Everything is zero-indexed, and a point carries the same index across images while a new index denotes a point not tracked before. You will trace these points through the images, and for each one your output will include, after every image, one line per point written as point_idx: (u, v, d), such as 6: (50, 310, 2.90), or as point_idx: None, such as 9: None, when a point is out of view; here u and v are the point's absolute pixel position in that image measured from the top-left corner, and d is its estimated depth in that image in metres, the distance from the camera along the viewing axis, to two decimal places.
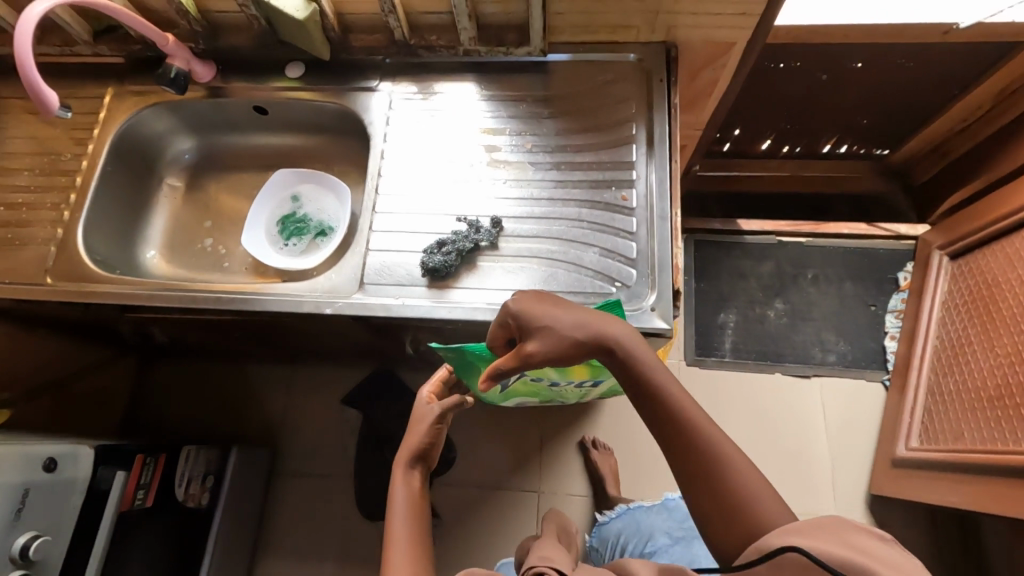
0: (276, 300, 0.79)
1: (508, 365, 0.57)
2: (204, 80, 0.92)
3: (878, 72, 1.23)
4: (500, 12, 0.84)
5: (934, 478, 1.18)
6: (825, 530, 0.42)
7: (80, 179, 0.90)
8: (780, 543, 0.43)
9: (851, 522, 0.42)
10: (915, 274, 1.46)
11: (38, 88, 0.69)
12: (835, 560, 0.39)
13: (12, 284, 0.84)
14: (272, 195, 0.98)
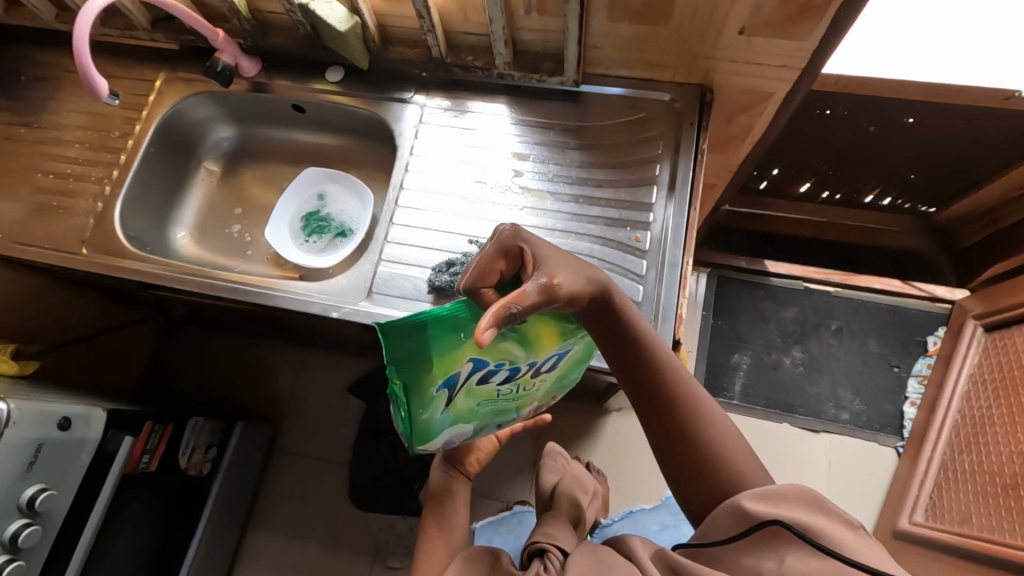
0: (286, 298, 0.82)
1: (529, 298, 0.49)
2: (249, 75, 0.95)
3: (930, 131, 1.18)
4: (538, 40, 0.84)
5: (933, 559, 1.14)
6: (797, 505, 0.52)
7: (124, 157, 0.95)
8: (763, 517, 0.52)
9: (810, 493, 0.53)
10: (947, 341, 1.40)
11: (89, 75, 0.73)
12: (811, 532, 0.50)
13: (52, 250, 0.89)
14: (300, 191, 1.02)
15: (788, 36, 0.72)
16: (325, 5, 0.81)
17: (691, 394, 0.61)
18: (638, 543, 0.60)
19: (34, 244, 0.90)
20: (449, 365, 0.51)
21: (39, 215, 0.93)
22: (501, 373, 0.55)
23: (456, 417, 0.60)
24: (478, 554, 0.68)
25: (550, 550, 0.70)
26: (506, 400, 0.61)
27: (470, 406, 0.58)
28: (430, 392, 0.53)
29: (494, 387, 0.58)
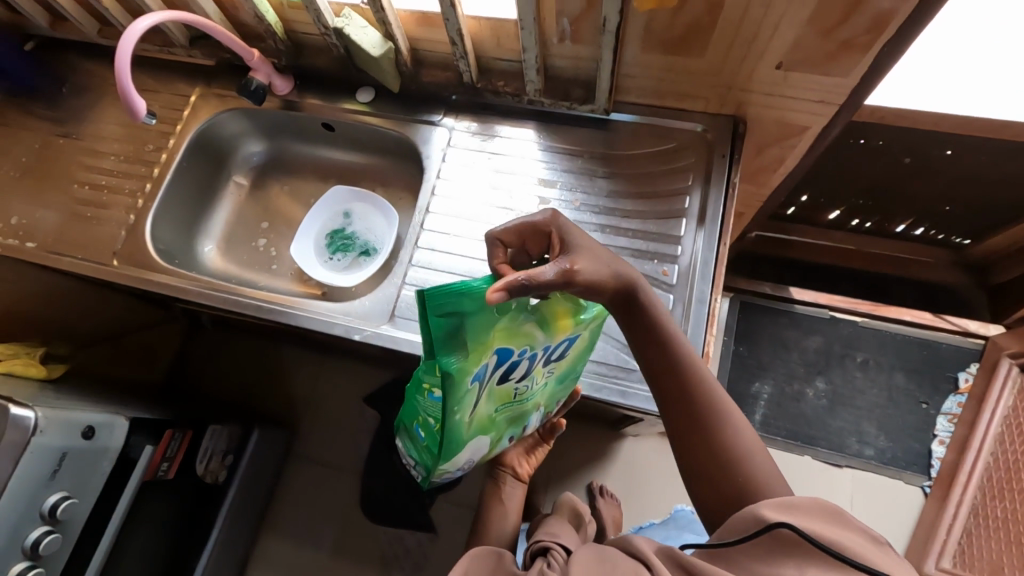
0: (310, 318, 0.83)
1: (545, 277, 0.53)
2: (281, 93, 0.97)
3: (970, 164, 1.14)
4: (570, 67, 0.83)
5: None
6: (813, 513, 0.52)
7: (158, 171, 0.97)
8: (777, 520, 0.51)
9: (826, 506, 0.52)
10: (978, 378, 1.36)
11: (129, 96, 0.75)
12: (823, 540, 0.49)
13: (85, 260, 0.91)
14: (326, 208, 1.03)
15: (828, 72, 0.71)
16: (360, 31, 0.81)
17: (708, 381, 0.64)
18: (643, 540, 0.57)
19: (68, 254, 0.92)
20: (484, 351, 0.58)
21: (74, 224, 0.95)
22: (520, 364, 0.63)
23: (480, 412, 0.68)
24: (480, 556, 0.69)
25: (554, 547, 0.74)
26: (518, 394, 0.70)
27: (491, 401, 0.68)
28: (466, 383, 0.60)
29: (511, 384, 0.67)
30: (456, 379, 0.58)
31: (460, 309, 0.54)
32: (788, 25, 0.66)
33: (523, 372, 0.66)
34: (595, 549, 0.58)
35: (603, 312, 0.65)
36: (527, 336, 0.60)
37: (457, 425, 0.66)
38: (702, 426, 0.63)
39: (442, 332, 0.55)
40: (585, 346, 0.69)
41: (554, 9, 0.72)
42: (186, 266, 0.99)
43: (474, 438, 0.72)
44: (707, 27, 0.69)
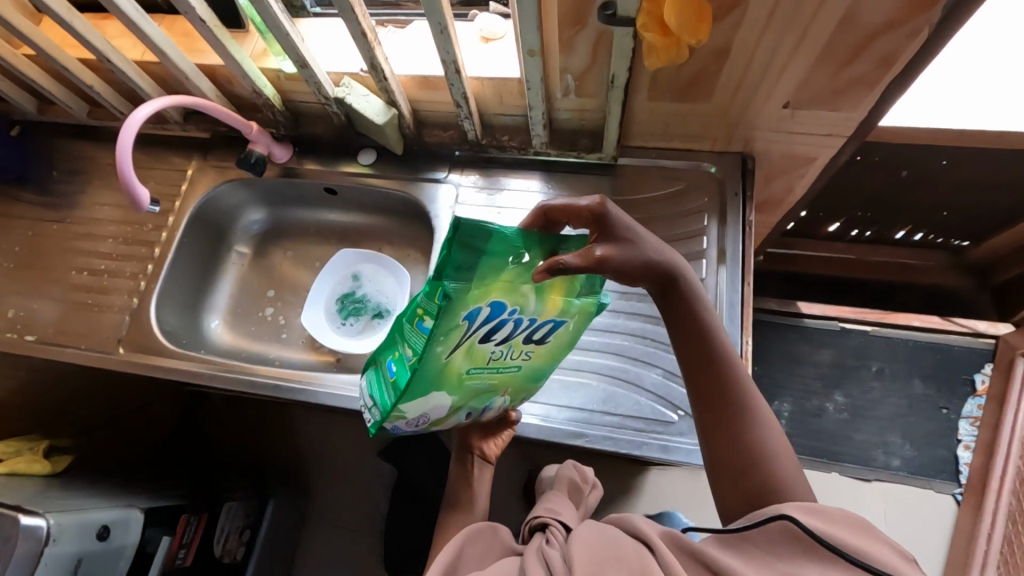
0: (328, 394, 0.82)
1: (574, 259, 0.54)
2: (280, 160, 0.95)
3: (966, 172, 1.16)
4: (575, 118, 0.83)
5: None
6: (832, 516, 0.49)
7: (158, 251, 0.95)
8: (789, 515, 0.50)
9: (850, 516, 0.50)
10: (995, 379, 1.35)
11: (132, 187, 0.77)
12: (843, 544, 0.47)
13: (89, 350, 0.88)
14: (334, 271, 1.01)
15: (834, 106, 0.71)
16: (363, 99, 0.81)
17: (739, 377, 0.61)
18: (645, 522, 0.54)
19: (70, 344, 0.89)
20: (485, 292, 0.55)
21: (75, 312, 0.92)
22: (507, 325, 0.58)
23: (450, 378, 0.59)
24: (476, 533, 0.64)
25: (552, 524, 0.63)
26: (491, 368, 0.62)
27: (463, 367, 0.59)
28: (455, 318, 0.54)
29: (489, 348, 0.60)
30: (451, 303, 0.52)
31: (483, 241, 0.53)
32: (794, 68, 0.65)
33: (508, 337, 0.59)
34: (595, 527, 0.55)
35: (591, 305, 0.64)
36: (528, 293, 0.57)
37: (422, 377, 0.56)
38: (732, 418, 0.60)
39: (458, 252, 0.52)
40: (569, 335, 0.66)
41: (558, 66, 0.72)
42: (194, 345, 0.95)
43: (431, 409, 0.61)
44: (713, 75, 0.69)
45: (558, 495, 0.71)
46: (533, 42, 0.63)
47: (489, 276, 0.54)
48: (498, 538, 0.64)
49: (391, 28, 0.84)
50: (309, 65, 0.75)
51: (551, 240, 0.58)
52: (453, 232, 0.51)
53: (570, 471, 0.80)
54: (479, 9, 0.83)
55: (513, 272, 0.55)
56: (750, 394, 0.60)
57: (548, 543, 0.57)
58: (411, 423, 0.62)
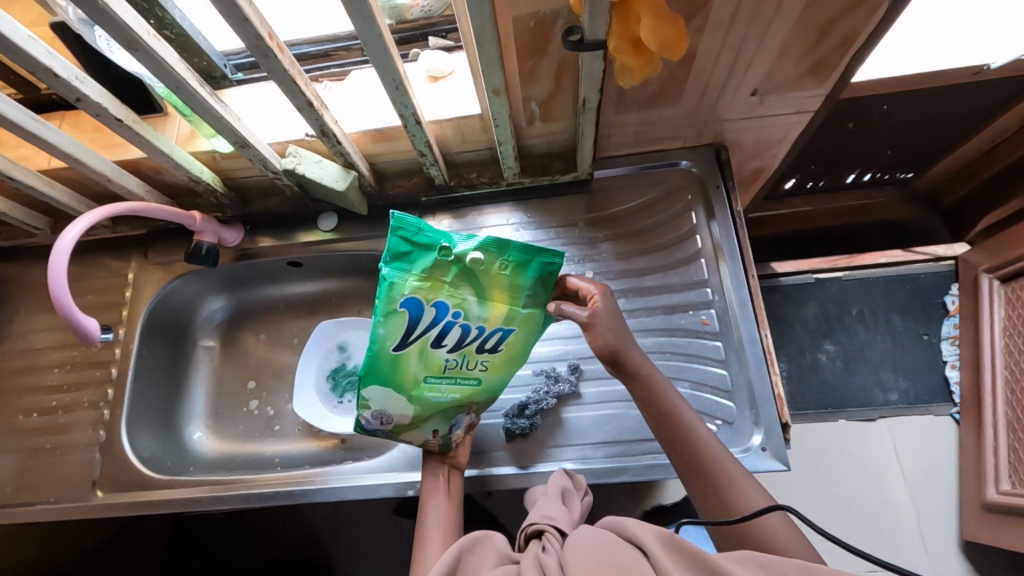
0: (346, 486, 0.73)
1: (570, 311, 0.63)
2: (232, 244, 0.87)
3: (905, 112, 1.19)
4: (543, 142, 0.79)
5: None
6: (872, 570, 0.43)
7: (116, 370, 0.84)
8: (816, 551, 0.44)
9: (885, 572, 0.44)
10: (964, 298, 1.36)
11: (76, 320, 0.69)
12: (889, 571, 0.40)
13: (60, 502, 0.77)
14: (317, 347, 0.94)
15: (801, 88, 0.70)
16: (316, 166, 0.76)
17: (706, 435, 0.63)
18: (644, 526, 0.45)
19: (37, 500, 0.78)
20: (425, 285, 0.58)
21: (35, 462, 0.80)
22: (454, 328, 0.60)
23: (406, 381, 0.60)
24: (471, 542, 0.52)
25: (547, 531, 0.52)
26: (447, 377, 0.61)
27: (416, 372, 0.60)
28: (397, 306, 0.58)
29: (442, 354, 0.60)
30: (394, 290, 0.58)
31: (415, 235, 0.58)
32: (762, 57, 0.64)
33: (455, 338, 0.60)
34: (591, 534, 0.46)
35: (537, 313, 0.62)
36: (465, 290, 0.59)
37: (375, 368, 0.59)
38: (717, 490, 0.61)
39: (398, 244, 0.58)
40: (524, 346, 0.63)
41: (521, 96, 0.68)
42: (179, 465, 0.86)
43: (395, 414, 0.62)
44: (680, 80, 0.67)
45: (548, 500, 0.58)
46: (499, 81, 0.59)
47: (427, 269, 0.58)
48: (494, 546, 0.52)
49: (327, 82, 0.77)
50: (250, 144, 0.68)
51: (485, 237, 0.59)
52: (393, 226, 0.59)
53: (561, 478, 0.64)
54: (419, 46, 0.77)
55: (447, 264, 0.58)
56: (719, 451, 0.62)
57: (546, 551, 0.49)
58: (377, 425, 0.63)
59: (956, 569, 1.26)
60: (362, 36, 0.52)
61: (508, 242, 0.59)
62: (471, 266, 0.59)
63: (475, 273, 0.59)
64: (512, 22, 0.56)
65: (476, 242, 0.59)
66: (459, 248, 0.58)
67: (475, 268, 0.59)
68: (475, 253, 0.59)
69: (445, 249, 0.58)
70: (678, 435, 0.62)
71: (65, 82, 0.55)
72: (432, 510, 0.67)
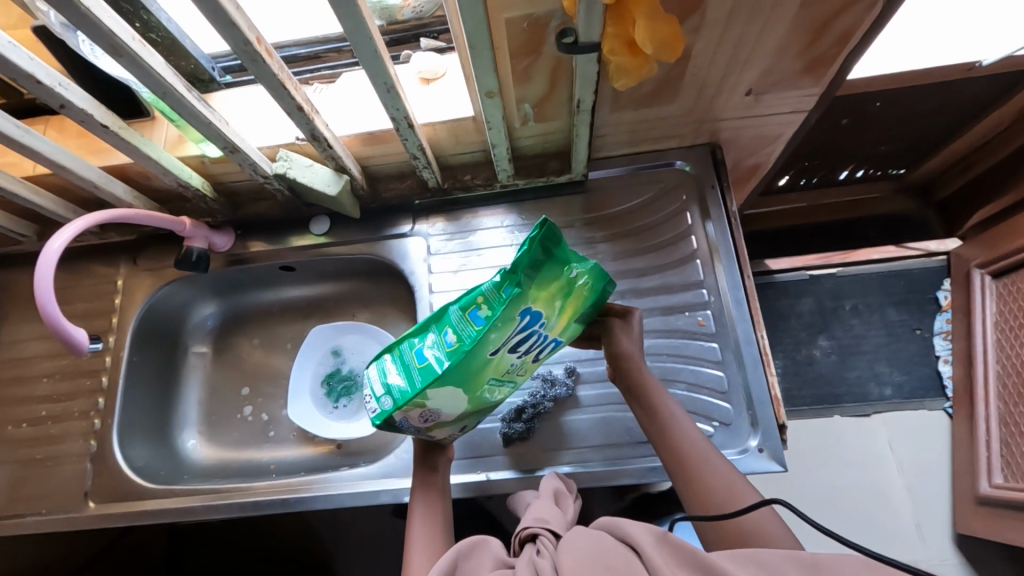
0: (343, 493, 0.73)
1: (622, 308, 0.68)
2: (223, 249, 0.86)
3: (897, 110, 1.17)
4: (537, 143, 0.79)
5: None
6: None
7: (107, 379, 0.83)
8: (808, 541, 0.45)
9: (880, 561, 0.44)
10: (957, 292, 1.36)
11: (64, 330, 0.68)
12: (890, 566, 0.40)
13: (53, 514, 0.76)
14: (311, 352, 0.92)
15: (796, 87, 0.69)
16: (308, 170, 0.75)
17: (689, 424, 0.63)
18: (638, 525, 0.45)
19: (29, 512, 0.77)
20: (539, 297, 0.54)
21: (26, 474, 0.79)
22: (537, 339, 0.57)
23: (476, 383, 0.54)
24: (467, 547, 0.51)
25: (541, 534, 0.50)
26: (500, 380, 0.57)
27: (487, 375, 0.54)
28: (514, 314, 0.52)
29: (510, 358, 0.56)
30: (518, 296, 0.52)
31: (554, 247, 0.55)
32: (757, 57, 0.63)
33: (530, 346, 0.57)
34: (585, 535, 0.46)
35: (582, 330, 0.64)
36: (566, 310, 0.57)
37: (463, 369, 0.51)
38: (706, 486, 0.59)
39: (537, 252, 0.53)
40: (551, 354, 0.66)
41: (514, 98, 0.67)
42: (174, 474, 0.85)
43: (446, 412, 0.54)
44: (675, 80, 0.67)
45: (542, 502, 0.56)
46: (492, 84, 0.58)
47: (542, 281, 0.54)
48: (489, 550, 0.50)
49: (318, 85, 0.76)
50: (240, 149, 0.66)
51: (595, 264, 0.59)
52: (539, 230, 0.53)
53: (553, 480, 0.62)
54: (411, 48, 0.77)
55: (567, 284, 0.56)
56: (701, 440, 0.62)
57: (540, 555, 0.47)
58: (418, 422, 0.54)
59: (951, 561, 1.27)
60: (351, 39, 0.50)
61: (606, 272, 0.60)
62: (573, 288, 0.58)
63: (574, 291, 0.58)
64: (504, 24, 0.56)
65: (588, 267, 0.59)
66: (573, 271, 0.57)
67: (578, 289, 0.58)
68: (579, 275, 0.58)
69: (562, 268, 0.57)
70: (661, 428, 0.63)
71: (47, 88, 0.54)
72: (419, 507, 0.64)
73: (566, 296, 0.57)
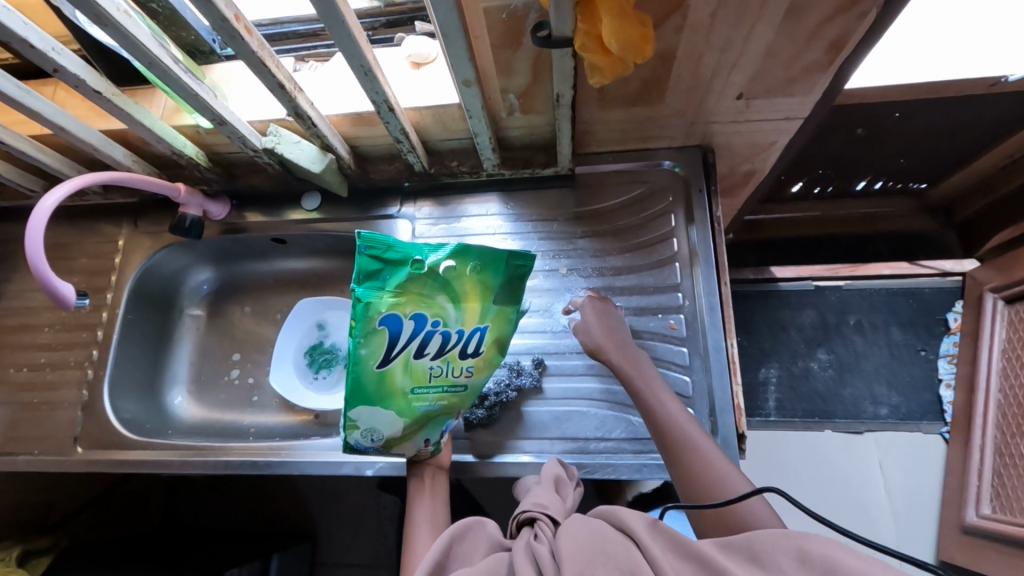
0: (310, 461, 0.75)
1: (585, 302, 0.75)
2: (218, 217, 0.90)
3: (920, 121, 1.07)
4: (524, 133, 0.79)
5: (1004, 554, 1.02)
6: None
7: (102, 333, 0.87)
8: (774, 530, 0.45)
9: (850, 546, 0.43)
10: (968, 315, 1.26)
11: (53, 286, 0.72)
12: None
13: (43, 455, 0.81)
14: (298, 324, 0.96)
15: (789, 94, 0.67)
16: (295, 146, 0.77)
17: (683, 424, 0.63)
18: (634, 513, 0.45)
19: (23, 451, 0.82)
20: (403, 300, 0.57)
21: (24, 415, 0.84)
22: (435, 337, 0.60)
23: (396, 396, 0.59)
24: (462, 528, 0.51)
25: (540, 519, 0.49)
26: (434, 386, 0.62)
27: (403, 384, 0.59)
28: (375, 326, 0.56)
29: (426, 364, 0.60)
30: (370, 308, 0.56)
31: (383, 249, 0.57)
32: (745, 61, 0.62)
33: (434, 346, 0.60)
34: (584, 521, 0.46)
35: (510, 310, 0.64)
36: (443, 297, 0.59)
37: (365, 389, 0.57)
38: (702, 482, 0.60)
39: (365, 259, 0.56)
40: (503, 342, 0.65)
41: (499, 88, 0.67)
42: (159, 428, 0.89)
43: (386, 428, 0.61)
44: (662, 79, 0.66)
45: (542, 488, 0.56)
46: (468, 73, 0.58)
47: (402, 284, 0.57)
48: (485, 532, 0.51)
49: (312, 63, 0.78)
50: (228, 122, 0.68)
51: (458, 245, 0.58)
52: (359, 243, 0.56)
53: (555, 466, 0.62)
54: (405, 30, 0.78)
55: (422, 277, 0.58)
56: (690, 436, 0.62)
57: (539, 541, 0.46)
58: (369, 442, 0.62)
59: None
60: (327, 23, 0.51)
61: (481, 248, 0.60)
62: (445, 274, 0.59)
63: (450, 281, 0.59)
64: (483, 14, 0.56)
65: (449, 250, 0.58)
66: (431, 260, 0.58)
67: (451, 276, 0.59)
68: (448, 261, 0.59)
69: (417, 263, 0.58)
70: (659, 420, 0.63)
71: (41, 53, 0.56)
72: (418, 510, 0.71)
73: (437, 290, 0.59)
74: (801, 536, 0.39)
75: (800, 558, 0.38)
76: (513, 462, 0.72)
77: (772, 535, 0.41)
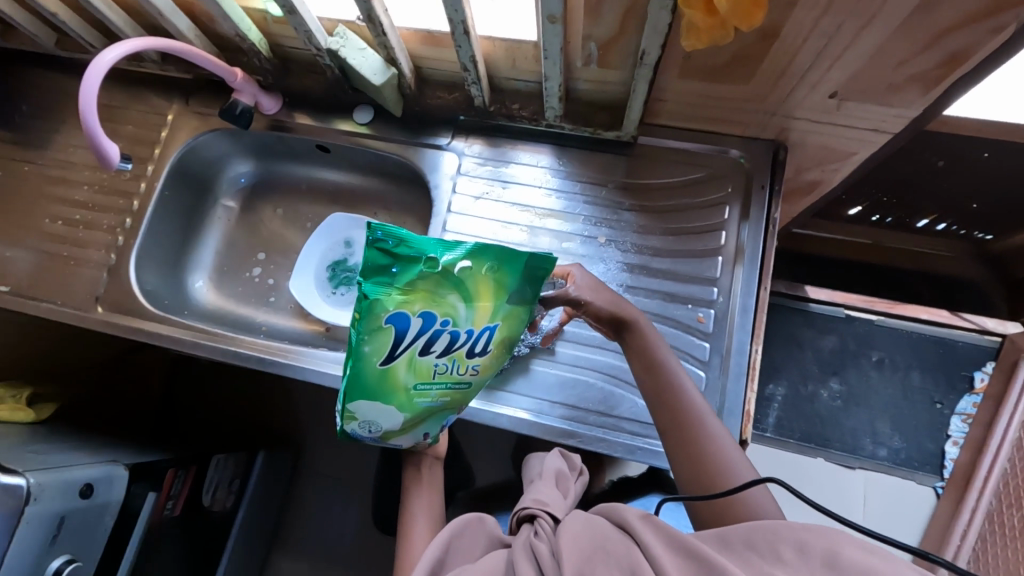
0: (314, 371, 0.77)
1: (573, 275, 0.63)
2: (268, 112, 0.88)
3: (1008, 166, 1.01)
4: (594, 89, 0.75)
5: None
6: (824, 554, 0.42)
7: (137, 203, 0.88)
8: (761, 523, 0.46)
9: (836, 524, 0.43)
10: (996, 378, 1.21)
11: (99, 144, 0.72)
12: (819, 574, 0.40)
13: (64, 307, 0.83)
14: (326, 236, 0.96)
15: (886, 103, 0.62)
16: (359, 53, 0.74)
17: (694, 408, 0.61)
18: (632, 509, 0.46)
19: (46, 299, 0.84)
20: (411, 298, 0.51)
21: (52, 265, 0.86)
22: (444, 336, 0.54)
23: (398, 393, 0.56)
24: (462, 524, 0.52)
25: (540, 516, 0.50)
26: (437, 382, 0.58)
27: (406, 381, 0.55)
28: (380, 324, 0.50)
29: (430, 361, 0.56)
30: (374, 306, 0.50)
31: (393, 243, 0.49)
32: (851, 57, 0.57)
33: (441, 345, 0.55)
34: (583, 519, 0.46)
35: (523, 311, 0.58)
36: (453, 297, 0.52)
37: (365, 386, 0.54)
38: (706, 471, 0.58)
39: (373, 254, 0.48)
40: (511, 338, 0.61)
41: (582, 33, 0.64)
42: (176, 306, 0.91)
43: (386, 421, 0.58)
44: (756, 57, 0.61)
45: (545, 482, 0.56)
46: (555, 7, 0.55)
47: (412, 282, 0.50)
48: (484, 529, 0.52)
49: None
50: (298, 12, 0.66)
51: (476, 244, 0.51)
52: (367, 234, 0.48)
53: (556, 460, 0.62)
54: None
55: (433, 278, 0.50)
56: (698, 421, 0.60)
57: (539, 538, 0.47)
58: (366, 432, 0.59)
59: None
60: None
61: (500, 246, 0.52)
62: (460, 274, 0.52)
63: (464, 280, 0.52)
64: None
65: (466, 249, 0.51)
66: (446, 259, 0.51)
67: (466, 276, 0.52)
68: (464, 261, 0.52)
69: (430, 260, 0.50)
70: (670, 400, 0.61)
71: None
72: (415, 502, 0.72)
73: (447, 290, 0.52)
74: (799, 526, 0.40)
75: (797, 546, 0.39)
76: (508, 415, 0.72)
77: (771, 524, 0.41)
